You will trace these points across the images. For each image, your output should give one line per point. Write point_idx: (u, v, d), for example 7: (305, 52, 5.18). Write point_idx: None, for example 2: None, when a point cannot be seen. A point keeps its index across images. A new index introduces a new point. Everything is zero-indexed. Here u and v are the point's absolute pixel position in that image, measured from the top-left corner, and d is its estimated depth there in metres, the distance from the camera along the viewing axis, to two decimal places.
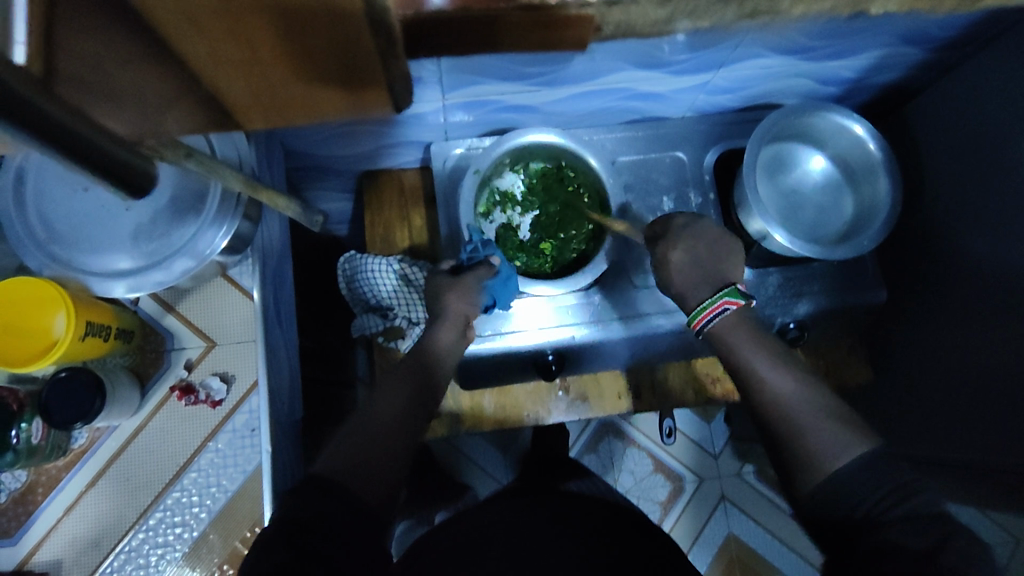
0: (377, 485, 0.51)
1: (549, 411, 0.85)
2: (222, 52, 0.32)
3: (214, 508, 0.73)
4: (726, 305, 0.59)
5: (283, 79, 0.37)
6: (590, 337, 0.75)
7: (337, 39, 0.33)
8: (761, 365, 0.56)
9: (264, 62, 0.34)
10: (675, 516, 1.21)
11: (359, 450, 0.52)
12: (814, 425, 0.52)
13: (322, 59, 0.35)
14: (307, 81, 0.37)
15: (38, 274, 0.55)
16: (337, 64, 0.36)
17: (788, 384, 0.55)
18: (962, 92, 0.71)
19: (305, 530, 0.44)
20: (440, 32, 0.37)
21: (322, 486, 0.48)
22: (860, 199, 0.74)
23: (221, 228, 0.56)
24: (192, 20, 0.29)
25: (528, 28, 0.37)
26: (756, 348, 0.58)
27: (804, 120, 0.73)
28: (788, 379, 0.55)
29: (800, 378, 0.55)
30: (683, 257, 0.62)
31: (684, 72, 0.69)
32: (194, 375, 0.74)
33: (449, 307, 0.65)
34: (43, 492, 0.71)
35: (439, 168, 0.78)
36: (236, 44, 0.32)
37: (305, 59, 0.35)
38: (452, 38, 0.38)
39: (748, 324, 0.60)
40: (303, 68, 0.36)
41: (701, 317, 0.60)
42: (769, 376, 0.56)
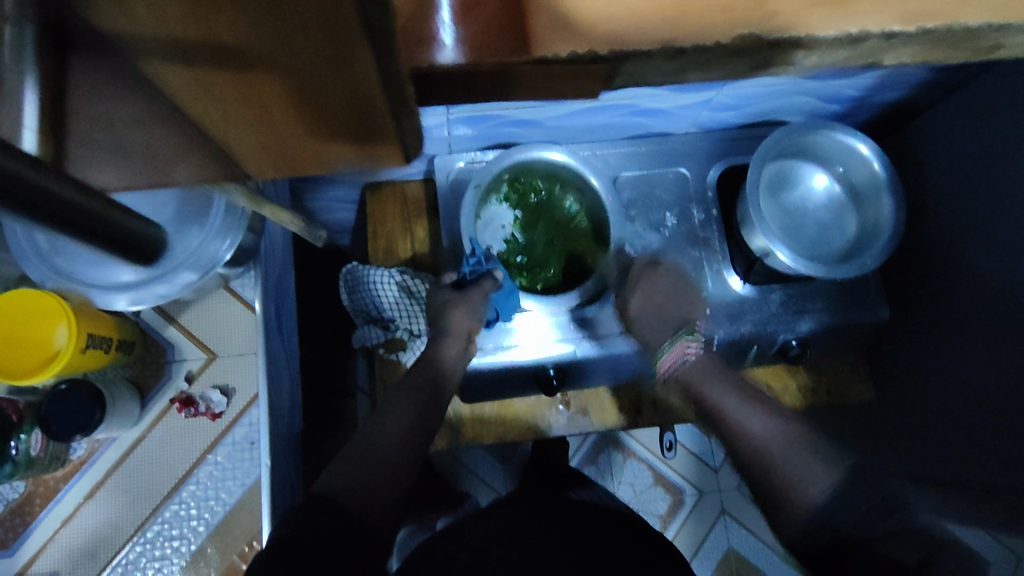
0: (373, 505, 0.51)
1: (550, 425, 0.85)
2: (233, 111, 0.26)
3: (212, 522, 0.73)
4: (686, 352, 0.68)
5: (304, 143, 0.29)
6: (590, 352, 0.75)
7: (349, 112, 0.26)
8: (727, 403, 0.62)
9: (281, 126, 0.27)
10: (675, 529, 1.21)
11: (359, 471, 0.52)
12: (786, 458, 0.55)
13: (337, 124, 0.28)
14: (329, 144, 0.30)
15: (39, 287, 0.56)
16: (354, 128, 0.28)
17: (757, 424, 0.59)
18: (965, 114, 0.72)
19: (301, 550, 0.44)
20: (443, 89, 0.28)
21: (322, 505, 0.48)
22: (863, 218, 0.74)
23: (225, 239, 0.57)
24: (191, 80, 0.24)
25: (546, 91, 0.29)
26: (724, 391, 0.64)
27: (808, 138, 0.73)
28: (759, 421, 0.60)
29: (771, 418, 0.60)
30: (641, 307, 0.73)
31: (687, 90, 0.69)
32: (194, 388, 0.74)
33: (454, 322, 0.64)
34: (40, 503, 0.71)
35: (442, 182, 0.78)
36: (243, 104, 0.25)
37: (322, 122, 0.27)
38: (457, 94, 0.29)
39: (711, 365, 0.68)
40: (316, 131, 0.28)
41: (663, 361, 0.69)
42: (741, 421, 0.60)
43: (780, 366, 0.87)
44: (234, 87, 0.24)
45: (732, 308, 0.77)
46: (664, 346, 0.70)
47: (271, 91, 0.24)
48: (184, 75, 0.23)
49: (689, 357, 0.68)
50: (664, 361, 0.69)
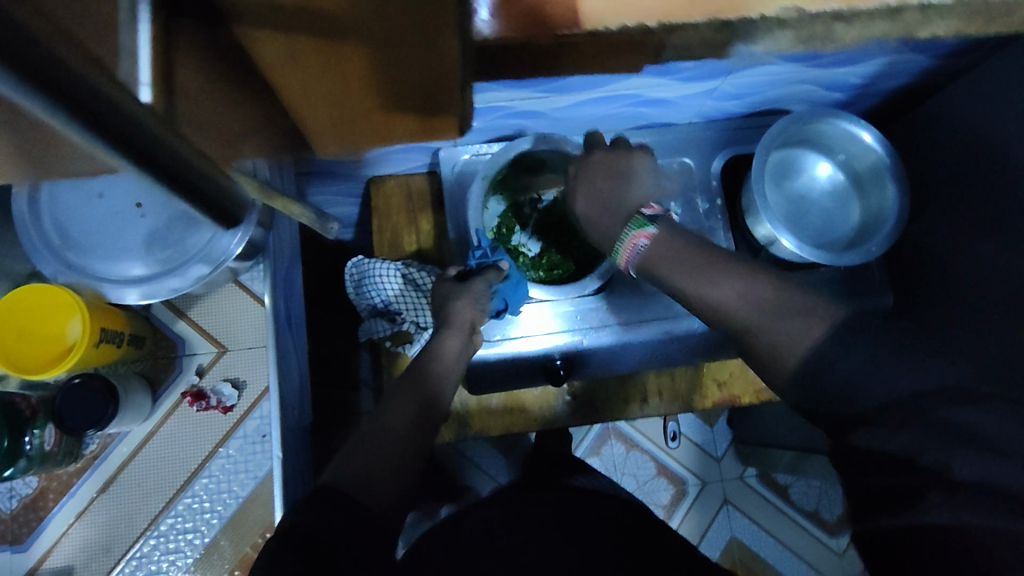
0: (384, 495, 0.50)
1: (556, 416, 0.85)
2: (313, 88, 0.43)
3: (225, 514, 0.73)
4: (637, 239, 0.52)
5: (388, 135, 0.54)
6: (592, 342, 0.78)
7: (411, 87, 0.43)
8: (691, 283, 0.49)
9: (379, 119, 0.49)
10: (679, 519, 1.22)
11: (368, 461, 0.52)
12: (769, 321, 0.46)
13: (407, 91, 0.44)
14: (398, 125, 0.51)
15: (52, 281, 0.55)
16: (419, 101, 0.45)
17: (729, 293, 0.48)
18: (968, 101, 0.72)
19: (312, 541, 0.44)
20: (502, 60, 0.37)
21: (335, 495, 0.48)
22: (866, 205, 0.75)
23: (235, 234, 0.54)
24: (292, 64, 0.39)
25: (592, 55, 0.38)
26: (693, 270, 0.49)
27: (812, 127, 0.74)
28: (730, 290, 0.48)
29: (742, 280, 0.48)
30: (584, 204, 0.57)
31: (693, 79, 0.70)
32: (205, 381, 0.74)
33: (456, 313, 0.65)
34: (53, 497, 0.71)
35: (447, 174, 0.79)
36: (355, 99, 0.45)
37: (394, 93, 0.44)
38: (513, 65, 0.38)
39: (673, 241, 0.51)
40: (392, 104, 0.46)
41: (621, 259, 0.55)
42: (705, 289, 0.49)
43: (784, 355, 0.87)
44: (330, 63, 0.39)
45: None
46: (617, 241, 0.54)
47: (373, 92, 0.44)
48: (287, 49, 0.37)
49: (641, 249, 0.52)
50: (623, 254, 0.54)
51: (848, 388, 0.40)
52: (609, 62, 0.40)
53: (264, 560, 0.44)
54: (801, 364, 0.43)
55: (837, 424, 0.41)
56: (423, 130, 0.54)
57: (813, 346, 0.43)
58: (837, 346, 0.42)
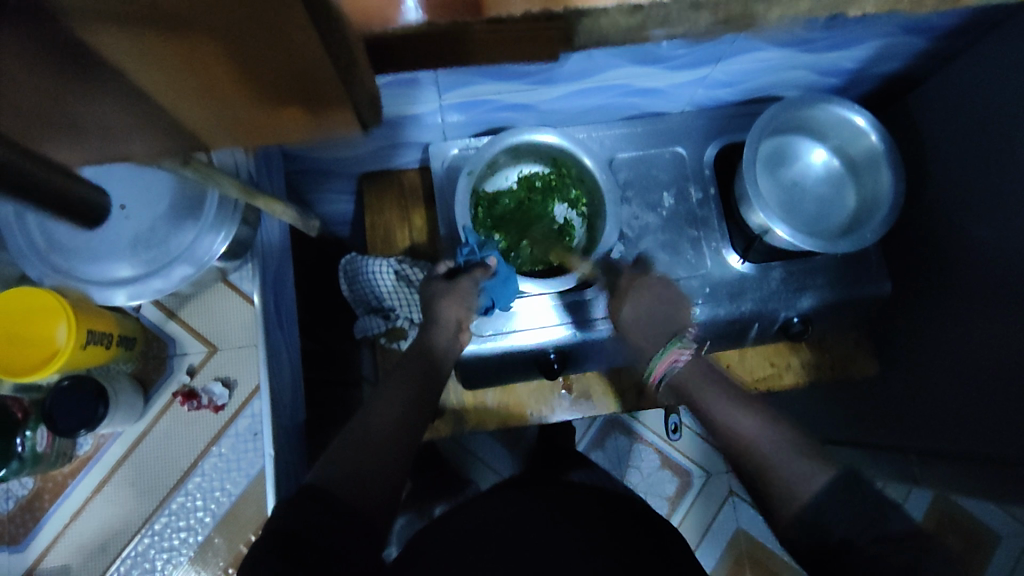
0: (372, 496, 0.51)
1: (552, 410, 0.85)
2: (181, 90, 0.29)
3: (218, 513, 0.73)
4: (676, 358, 0.64)
5: (255, 124, 0.34)
6: (591, 334, 0.75)
7: (297, 96, 0.32)
8: (718, 409, 0.60)
9: (238, 108, 0.32)
10: (683, 512, 1.21)
11: (350, 458, 0.52)
12: (781, 461, 0.53)
13: (284, 88, 0.31)
14: (281, 110, 0.33)
15: (38, 284, 0.56)
16: (303, 95, 0.32)
17: (748, 426, 0.57)
18: (964, 82, 0.71)
19: (296, 542, 0.45)
20: (405, 50, 0.35)
21: (320, 494, 0.48)
22: (862, 191, 0.74)
23: (219, 233, 0.57)
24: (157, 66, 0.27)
25: (501, 41, 0.35)
26: (715, 390, 0.62)
27: (805, 113, 0.73)
28: (746, 422, 0.58)
29: (760, 417, 0.58)
30: (632, 314, 0.69)
31: (683, 67, 0.69)
32: (195, 381, 0.74)
33: (443, 313, 0.64)
34: (49, 498, 0.72)
35: (437, 167, 0.78)
36: (201, 79, 0.28)
37: (261, 86, 0.30)
38: (421, 54, 0.36)
39: (703, 367, 0.65)
40: (271, 100, 0.32)
41: (656, 368, 0.65)
42: (729, 419, 0.59)
43: (781, 344, 0.87)
44: (184, 54, 0.27)
45: (732, 287, 0.77)
46: (655, 354, 0.65)
47: (224, 73, 0.28)
48: (152, 63, 0.26)
49: (681, 364, 0.64)
50: (658, 368, 0.65)
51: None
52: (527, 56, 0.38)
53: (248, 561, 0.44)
54: (804, 511, 0.49)
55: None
56: (315, 120, 0.35)
57: (817, 491, 0.50)
58: (832, 492, 0.49)
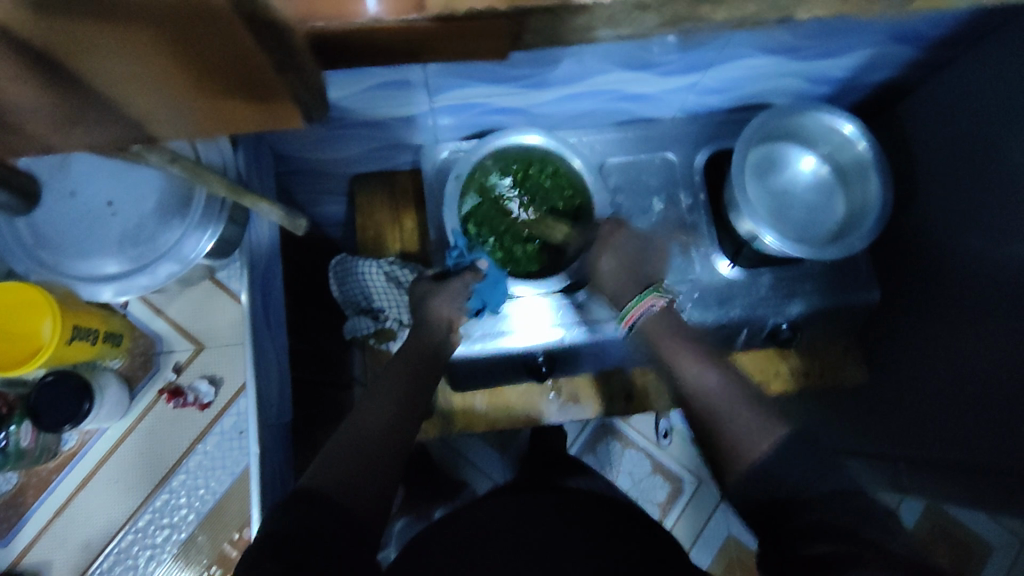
0: (367, 498, 0.51)
1: (542, 412, 0.85)
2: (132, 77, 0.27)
3: (202, 510, 0.74)
4: (652, 303, 0.65)
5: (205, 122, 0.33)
6: (581, 337, 0.75)
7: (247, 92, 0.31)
8: (682, 359, 0.60)
9: (189, 107, 0.31)
10: (674, 518, 1.21)
11: (344, 461, 0.52)
12: (731, 412, 0.54)
13: (233, 84, 0.30)
14: (229, 108, 0.32)
15: (23, 278, 0.55)
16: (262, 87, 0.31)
17: (710, 378, 0.58)
18: (952, 91, 0.71)
19: (289, 543, 0.44)
20: (354, 48, 0.34)
21: (315, 498, 0.48)
22: (850, 199, 0.74)
23: (205, 232, 0.57)
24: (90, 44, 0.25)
25: (449, 38, 0.35)
26: (681, 345, 0.62)
27: (794, 120, 0.73)
28: (709, 376, 0.58)
29: (717, 370, 0.58)
30: (611, 261, 0.70)
31: (672, 73, 0.69)
32: (182, 378, 0.74)
33: (433, 312, 0.66)
34: (33, 494, 0.72)
35: (428, 170, 0.78)
36: (148, 75, 0.28)
37: (220, 79, 0.30)
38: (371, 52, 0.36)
39: (671, 320, 0.65)
40: (222, 99, 0.32)
41: (629, 313, 0.66)
42: (691, 372, 0.59)
43: (770, 352, 0.87)
44: (128, 51, 0.26)
45: (720, 293, 0.77)
46: (631, 301, 0.67)
47: (170, 69, 0.28)
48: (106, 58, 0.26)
49: (655, 309, 0.65)
50: (632, 313, 0.65)
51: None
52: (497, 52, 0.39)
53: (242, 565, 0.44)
54: (748, 468, 0.50)
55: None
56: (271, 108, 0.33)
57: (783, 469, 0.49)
58: (788, 449, 0.49)
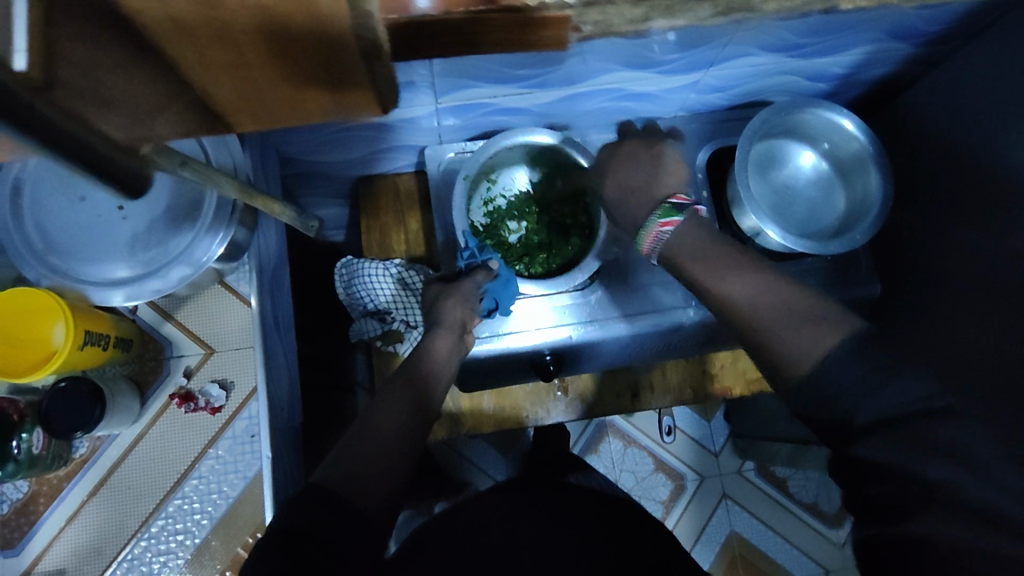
0: (374, 494, 0.50)
1: (548, 412, 0.86)
2: (226, 66, 0.30)
3: (215, 515, 0.73)
4: (660, 229, 0.58)
5: (267, 99, 0.34)
6: (587, 336, 0.76)
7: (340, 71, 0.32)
8: (703, 275, 0.54)
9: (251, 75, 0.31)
10: (677, 515, 1.21)
11: (351, 458, 0.52)
12: (790, 330, 0.48)
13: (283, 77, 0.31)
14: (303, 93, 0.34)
15: (36, 285, 0.55)
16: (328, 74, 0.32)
17: (741, 289, 0.52)
18: (951, 86, 0.72)
19: (299, 537, 0.44)
20: (423, 41, 0.36)
21: (324, 493, 0.48)
22: (851, 193, 0.75)
23: (217, 235, 0.57)
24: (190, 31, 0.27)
25: (505, 31, 0.37)
26: (701, 260, 0.55)
27: (795, 117, 0.74)
28: (745, 286, 0.52)
29: (757, 280, 0.52)
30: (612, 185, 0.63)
31: (675, 71, 0.70)
32: (192, 383, 0.74)
33: (447, 314, 0.66)
34: (44, 502, 0.71)
35: (433, 172, 0.78)
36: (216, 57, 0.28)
37: (313, 74, 0.32)
38: (433, 46, 0.38)
39: (699, 234, 0.57)
40: (295, 83, 0.32)
41: (645, 243, 0.60)
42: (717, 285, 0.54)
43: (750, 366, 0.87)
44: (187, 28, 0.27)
45: None
46: (644, 225, 0.59)
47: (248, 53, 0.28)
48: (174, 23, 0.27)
49: (665, 238, 0.57)
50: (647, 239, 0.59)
51: (841, 395, 0.42)
52: (519, 44, 0.40)
53: (251, 560, 0.44)
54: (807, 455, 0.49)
55: (833, 445, 0.43)
56: (340, 95, 0.34)
57: None
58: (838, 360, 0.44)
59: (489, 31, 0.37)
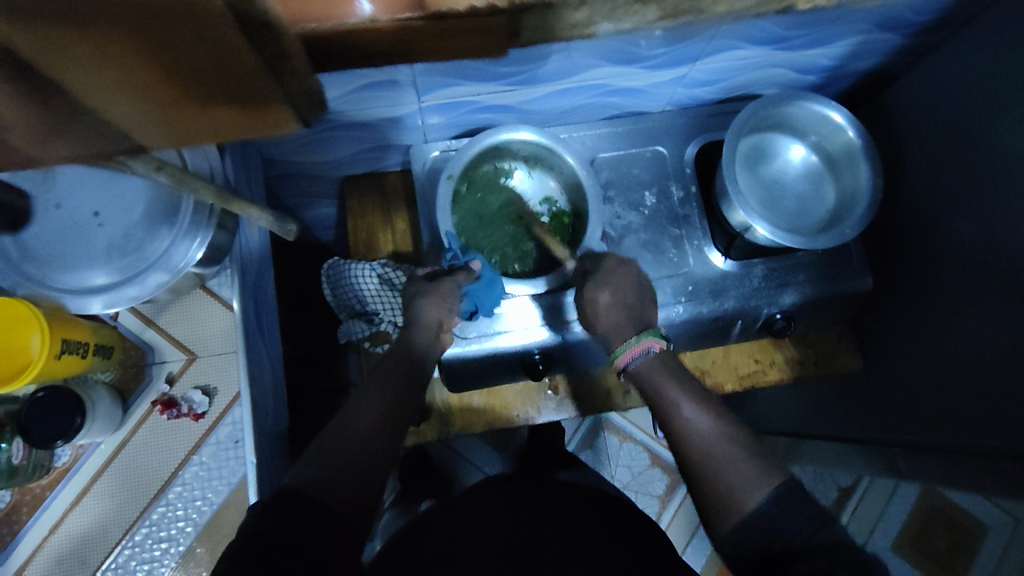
0: (351, 500, 0.50)
1: (539, 411, 0.85)
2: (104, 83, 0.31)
3: (200, 522, 0.72)
4: (651, 345, 0.60)
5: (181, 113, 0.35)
6: (574, 335, 0.75)
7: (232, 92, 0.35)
8: (682, 405, 0.57)
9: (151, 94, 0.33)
10: (673, 511, 1.21)
11: (327, 462, 0.51)
12: (731, 462, 0.52)
13: (209, 89, 0.34)
14: (212, 108, 0.36)
15: (10, 294, 0.55)
16: (234, 96, 0.35)
17: (708, 424, 0.55)
18: (939, 77, 0.71)
19: (272, 545, 0.44)
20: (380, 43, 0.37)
21: (297, 499, 0.47)
22: (841, 186, 0.74)
23: (195, 240, 0.56)
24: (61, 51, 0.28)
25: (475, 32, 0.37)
26: (680, 388, 0.58)
27: (783, 109, 0.73)
28: (709, 421, 0.56)
29: (720, 420, 0.56)
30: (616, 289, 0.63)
31: (661, 66, 0.69)
32: (175, 389, 0.74)
33: (424, 313, 0.64)
34: (27, 511, 0.71)
35: (418, 172, 0.77)
36: (118, 73, 0.31)
37: (196, 91, 0.34)
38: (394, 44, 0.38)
39: (672, 365, 0.61)
40: (194, 97, 0.34)
41: (623, 356, 0.61)
42: (686, 414, 0.57)
43: (766, 341, 0.89)
44: (107, 47, 0.29)
45: (714, 285, 0.77)
46: (626, 341, 0.61)
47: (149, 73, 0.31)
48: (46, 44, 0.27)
49: (652, 353, 0.60)
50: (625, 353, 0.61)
51: None
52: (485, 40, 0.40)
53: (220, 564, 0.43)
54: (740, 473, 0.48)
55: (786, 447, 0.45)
56: (254, 117, 0.38)
57: None
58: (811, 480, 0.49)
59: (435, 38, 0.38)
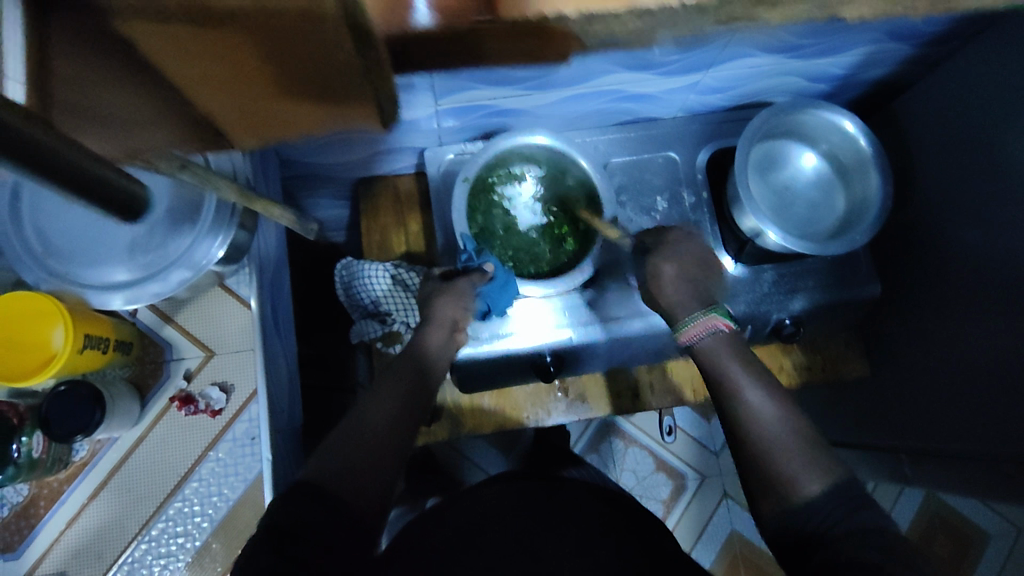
0: (368, 495, 0.51)
1: (549, 413, 0.86)
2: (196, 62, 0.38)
3: (215, 518, 0.73)
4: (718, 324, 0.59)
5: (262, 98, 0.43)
6: (587, 338, 0.75)
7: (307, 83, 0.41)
8: (745, 386, 0.56)
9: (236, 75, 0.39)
10: (677, 516, 1.21)
11: (344, 456, 0.52)
12: (788, 452, 0.52)
13: (294, 77, 0.40)
14: (299, 101, 0.44)
15: (36, 289, 0.56)
16: (316, 87, 0.42)
17: (768, 408, 0.54)
18: (948, 87, 0.72)
19: (288, 537, 0.44)
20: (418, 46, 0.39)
21: (316, 492, 0.48)
22: (852, 194, 0.75)
23: (216, 238, 0.57)
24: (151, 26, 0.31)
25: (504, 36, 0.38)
26: (739, 367, 0.57)
27: (795, 117, 0.74)
28: (769, 405, 0.54)
29: (784, 407, 0.54)
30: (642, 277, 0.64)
31: (674, 73, 0.70)
32: (192, 386, 0.74)
33: (439, 311, 0.65)
34: (45, 505, 0.71)
35: (433, 174, 0.78)
36: (203, 53, 0.36)
37: (283, 81, 0.40)
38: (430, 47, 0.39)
39: (737, 343, 0.59)
40: (281, 83, 0.41)
41: (687, 331, 0.60)
42: (743, 395, 0.55)
43: (775, 346, 0.89)
44: (204, 28, 0.34)
45: (726, 289, 0.77)
46: (687, 319, 0.60)
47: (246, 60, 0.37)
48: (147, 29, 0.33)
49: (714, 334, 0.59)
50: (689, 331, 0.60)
51: None
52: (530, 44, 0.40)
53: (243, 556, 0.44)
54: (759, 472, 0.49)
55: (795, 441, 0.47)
56: (333, 105, 0.45)
57: None
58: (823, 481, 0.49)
59: (492, 38, 0.40)
